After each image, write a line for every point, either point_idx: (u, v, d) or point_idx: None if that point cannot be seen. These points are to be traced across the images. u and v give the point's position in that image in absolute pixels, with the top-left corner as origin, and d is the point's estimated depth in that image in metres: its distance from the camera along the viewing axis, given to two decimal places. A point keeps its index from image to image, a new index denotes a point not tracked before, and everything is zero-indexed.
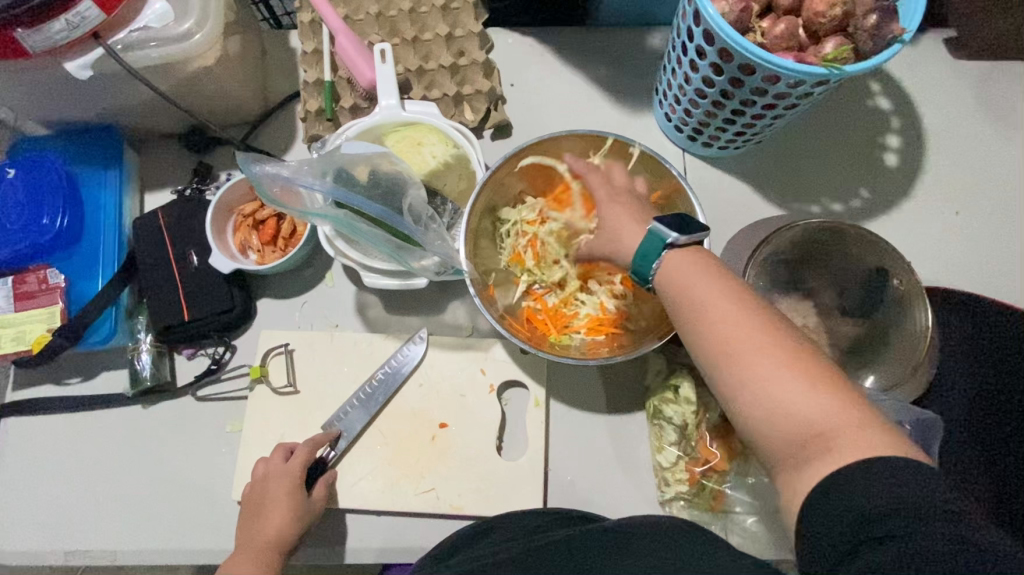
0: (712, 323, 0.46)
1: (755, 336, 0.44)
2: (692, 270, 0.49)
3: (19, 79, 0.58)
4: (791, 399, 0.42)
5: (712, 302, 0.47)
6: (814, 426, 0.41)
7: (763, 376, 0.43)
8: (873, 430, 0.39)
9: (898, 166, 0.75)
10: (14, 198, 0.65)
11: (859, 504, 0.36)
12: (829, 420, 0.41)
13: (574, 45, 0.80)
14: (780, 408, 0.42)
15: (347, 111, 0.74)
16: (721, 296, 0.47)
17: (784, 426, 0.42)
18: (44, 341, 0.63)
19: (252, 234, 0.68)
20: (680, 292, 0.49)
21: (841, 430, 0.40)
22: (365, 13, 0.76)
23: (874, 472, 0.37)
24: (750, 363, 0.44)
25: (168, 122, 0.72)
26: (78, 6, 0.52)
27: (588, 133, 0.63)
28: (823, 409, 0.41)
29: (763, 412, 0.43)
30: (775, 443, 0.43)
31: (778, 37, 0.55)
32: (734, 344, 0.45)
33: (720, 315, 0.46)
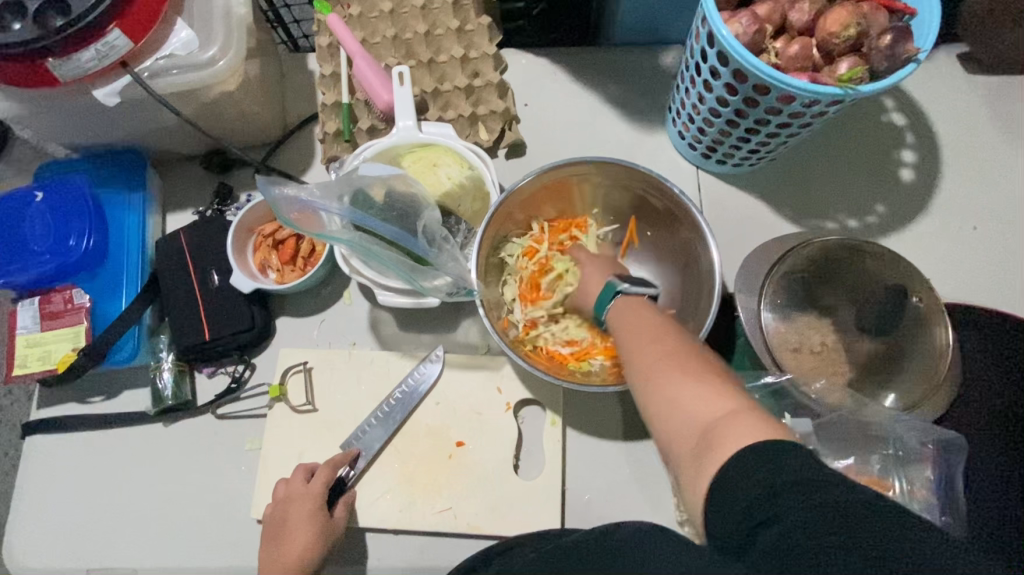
0: (630, 336, 0.48)
1: (662, 341, 0.45)
2: (627, 301, 0.52)
3: (49, 105, 0.60)
4: (685, 395, 0.41)
5: (631, 321, 0.49)
6: (704, 421, 0.39)
7: (663, 378, 0.43)
8: (756, 417, 0.38)
9: (913, 181, 0.75)
10: (41, 220, 0.66)
11: (748, 490, 0.35)
12: (718, 413, 0.39)
13: (587, 64, 0.81)
14: (676, 405, 0.41)
15: (364, 132, 0.75)
16: (642, 313, 0.50)
17: (683, 427, 0.40)
18: (69, 361, 0.64)
19: (272, 254, 0.69)
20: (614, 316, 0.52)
21: (726, 419, 0.38)
22: (382, 36, 0.77)
23: (743, 460, 0.35)
24: (653, 367, 0.44)
25: (190, 145, 0.73)
26: (107, 35, 0.54)
27: (597, 160, 0.63)
28: (713, 404, 0.40)
29: (665, 415, 0.42)
30: (676, 448, 0.41)
31: (792, 58, 0.56)
32: (644, 351, 0.45)
33: (636, 328, 0.48)
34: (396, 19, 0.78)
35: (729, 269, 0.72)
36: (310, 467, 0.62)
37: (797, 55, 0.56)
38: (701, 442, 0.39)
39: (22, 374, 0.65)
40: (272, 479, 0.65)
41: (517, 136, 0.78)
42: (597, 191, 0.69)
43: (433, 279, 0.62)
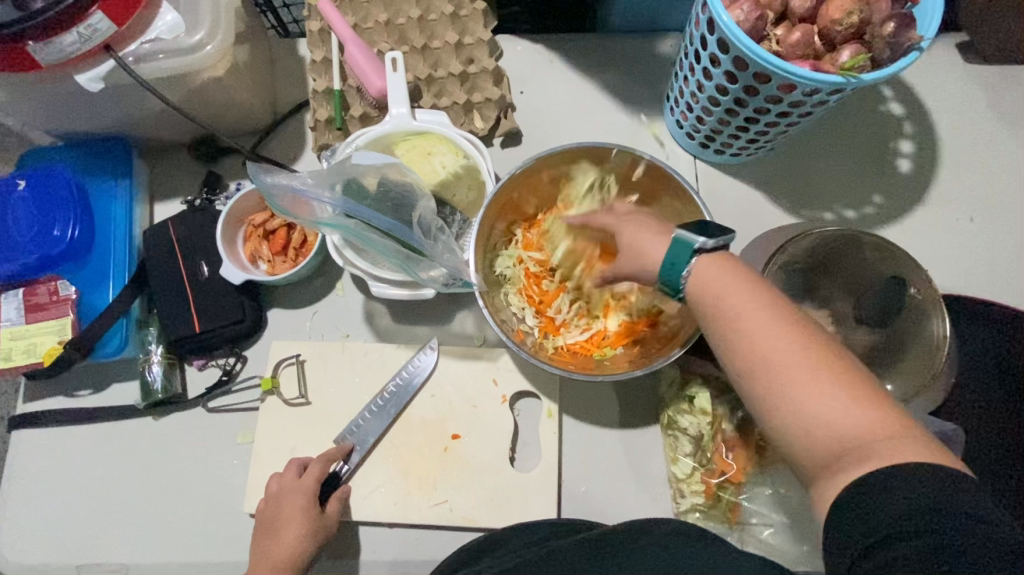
0: (745, 327, 0.42)
1: (787, 336, 0.41)
2: (726, 277, 0.45)
3: (31, 91, 0.58)
4: (830, 407, 0.38)
5: (747, 307, 0.43)
6: (856, 438, 0.37)
7: (801, 385, 0.39)
8: (917, 441, 0.37)
9: (911, 172, 0.75)
10: (25, 210, 0.64)
11: (897, 504, 0.34)
12: (872, 429, 0.37)
13: (583, 52, 0.79)
14: (821, 418, 0.38)
15: (357, 120, 0.74)
16: (755, 296, 0.43)
17: (824, 440, 0.38)
18: (55, 354, 0.62)
19: (263, 244, 0.68)
20: (713, 300, 0.45)
21: (885, 440, 0.37)
22: (374, 21, 0.76)
23: (908, 478, 0.35)
24: (786, 371, 0.39)
25: (178, 132, 0.71)
26: (90, 19, 0.52)
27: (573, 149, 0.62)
28: (863, 419, 0.37)
29: (799, 424, 0.39)
30: (807, 457, 0.39)
31: (793, 45, 0.55)
32: (773, 351, 0.40)
33: (753, 320, 0.42)
34: (389, 3, 0.76)
35: None
36: (303, 461, 0.61)
37: (799, 42, 0.55)
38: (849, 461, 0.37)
39: (6, 367, 0.63)
40: (265, 473, 0.64)
41: (513, 124, 0.76)
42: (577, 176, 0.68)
43: (432, 270, 0.61)
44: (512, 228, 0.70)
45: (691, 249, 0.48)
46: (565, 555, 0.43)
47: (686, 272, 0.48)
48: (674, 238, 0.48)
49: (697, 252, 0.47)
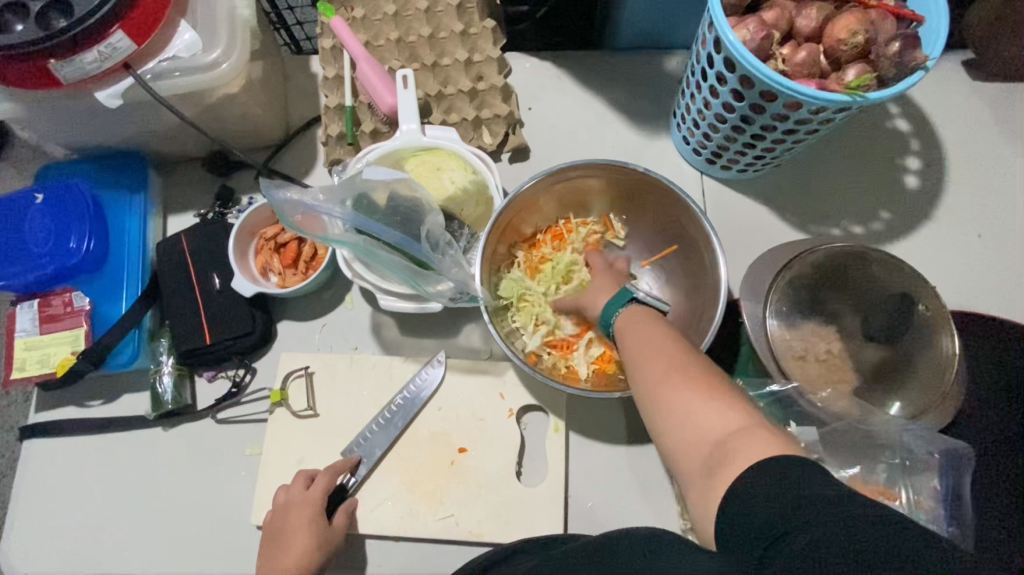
0: (635, 353, 0.49)
1: (664, 353, 0.47)
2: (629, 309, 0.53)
3: (52, 107, 0.60)
4: (699, 411, 0.43)
5: (635, 332, 0.50)
6: (718, 437, 0.41)
7: (675, 398, 0.44)
8: (764, 431, 0.40)
9: (918, 188, 0.75)
10: (41, 223, 0.66)
11: (764, 502, 0.36)
12: (724, 426, 0.41)
13: (591, 68, 0.81)
14: (687, 421, 0.43)
15: (367, 135, 0.75)
16: (646, 328, 0.50)
17: (696, 442, 0.42)
18: (68, 364, 0.63)
19: (274, 257, 0.69)
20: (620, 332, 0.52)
21: (740, 434, 0.40)
22: (385, 39, 0.77)
23: (766, 474, 0.37)
24: (662, 387, 0.45)
25: (192, 147, 0.73)
26: (110, 37, 0.54)
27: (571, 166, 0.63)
28: (724, 419, 0.42)
29: (680, 431, 0.43)
30: (687, 462, 0.42)
31: (799, 64, 0.56)
32: (653, 370, 0.46)
33: (640, 347, 0.49)
34: (400, 21, 0.78)
35: (733, 275, 0.72)
36: (311, 473, 0.61)
37: (805, 62, 0.56)
38: (712, 458, 0.40)
39: (20, 377, 0.64)
40: (272, 485, 0.64)
41: (521, 139, 0.77)
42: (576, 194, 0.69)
43: (441, 283, 0.62)
44: (513, 253, 0.70)
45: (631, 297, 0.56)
46: (573, 559, 0.43)
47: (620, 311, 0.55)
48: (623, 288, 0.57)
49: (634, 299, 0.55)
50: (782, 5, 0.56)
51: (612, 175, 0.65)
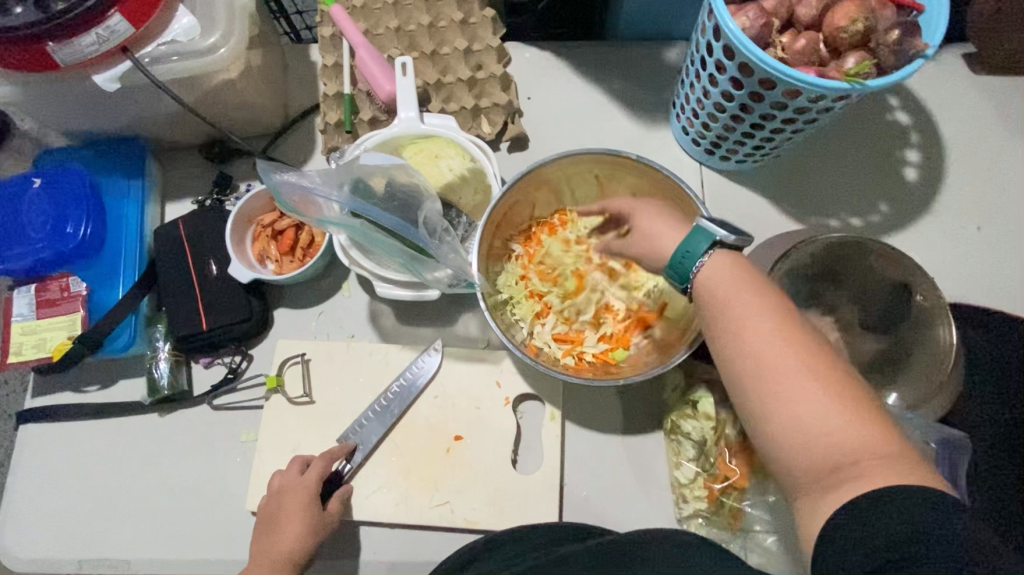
0: (750, 340, 0.44)
1: (790, 349, 0.43)
2: (731, 286, 0.47)
3: (49, 91, 0.60)
4: (824, 422, 0.41)
5: (752, 317, 0.45)
6: (847, 451, 0.40)
7: (800, 396, 0.42)
8: (902, 459, 0.39)
9: (917, 180, 0.75)
10: (38, 207, 0.65)
11: (881, 529, 0.36)
12: (858, 444, 0.40)
13: (591, 59, 0.80)
14: (814, 429, 0.41)
15: (366, 123, 0.75)
16: (756, 306, 0.46)
17: (815, 447, 0.41)
18: (65, 349, 0.63)
19: (271, 244, 0.69)
20: (717, 300, 0.47)
21: (872, 455, 0.39)
22: (385, 27, 0.77)
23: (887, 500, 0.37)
24: (780, 381, 0.43)
25: (190, 134, 0.73)
26: (109, 20, 0.54)
27: (571, 155, 0.63)
28: (851, 428, 0.40)
29: (794, 431, 0.42)
30: (799, 465, 0.42)
31: (798, 52, 0.55)
32: (773, 362, 0.43)
33: (753, 328, 0.45)
34: (400, 10, 0.78)
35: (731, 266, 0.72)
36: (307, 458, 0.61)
37: (804, 49, 0.55)
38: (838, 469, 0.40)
39: (16, 362, 0.64)
40: (268, 471, 0.64)
41: (520, 129, 0.77)
42: (573, 185, 0.69)
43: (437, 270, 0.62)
44: (511, 246, 0.70)
45: (709, 242, 0.50)
46: None
47: (698, 264, 0.50)
48: (695, 228, 0.51)
49: (717, 244, 0.50)
50: None
51: (609, 165, 0.65)
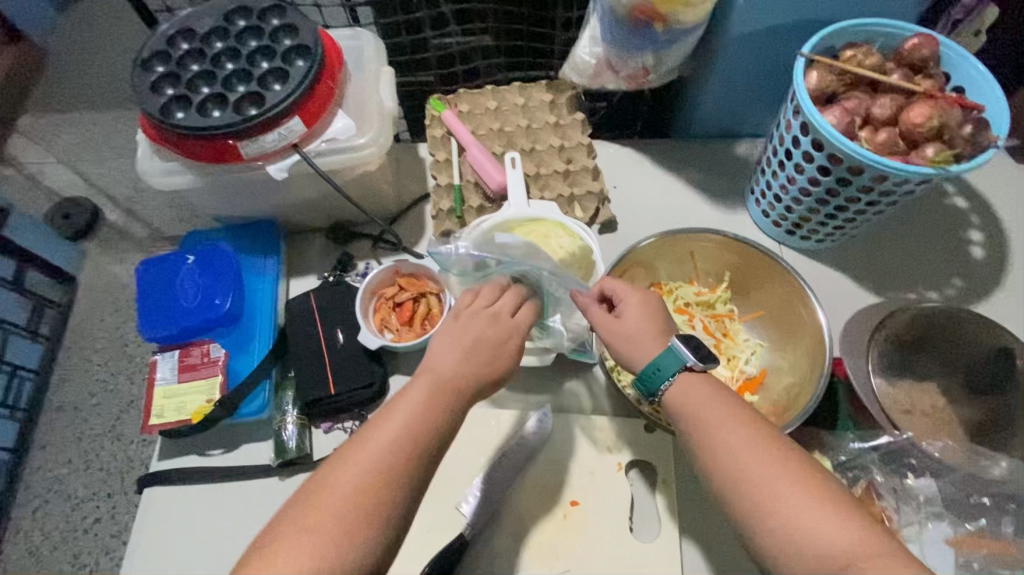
0: (724, 447, 0.50)
1: (762, 454, 0.49)
2: (698, 392, 0.53)
3: (223, 181, 0.69)
4: (811, 522, 0.45)
5: (723, 424, 0.51)
6: (834, 549, 0.44)
7: (783, 501, 0.46)
8: (890, 550, 0.43)
9: (985, 258, 0.80)
10: (191, 280, 0.73)
11: None
12: (842, 539, 0.44)
13: (667, 154, 0.90)
14: (799, 531, 0.45)
15: (474, 209, 0.84)
16: (727, 415, 0.52)
17: (804, 549, 0.45)
18: (205, 411, 0.68)
19: (391, 314, 0.75)
20: (694, 413, 0.53)
21: (858, 550, 0.43)
22: (487, 128, 0.89)
23: None
24: (764, 485, 0.47)
25: (319, 218, 0.82)
26: (289, 121, 0.63)
27: (665, 235, 0.71)
28: (842, 530, 0.44)
29: (785, 533, 0.46)
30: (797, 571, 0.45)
31: (881, 144, 0.63)
32: (762, 476, 0.48)
33: (730, 437, 0.50)
34: (499, 115, 0.90)
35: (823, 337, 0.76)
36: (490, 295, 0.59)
37: (885, 142, 0.63)
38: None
39: (157, 423, 0.68)
40: None
41: (610, 214, 0.85)
42: (667, 262, 0.75)
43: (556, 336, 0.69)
44: None
45: (681, 362, 0.54)
46: None
47: (669, 380, 0.54)
48: (669, 347, 0.55)
49: (687, 366, 0.54)
50: (859, 97, 0.65)
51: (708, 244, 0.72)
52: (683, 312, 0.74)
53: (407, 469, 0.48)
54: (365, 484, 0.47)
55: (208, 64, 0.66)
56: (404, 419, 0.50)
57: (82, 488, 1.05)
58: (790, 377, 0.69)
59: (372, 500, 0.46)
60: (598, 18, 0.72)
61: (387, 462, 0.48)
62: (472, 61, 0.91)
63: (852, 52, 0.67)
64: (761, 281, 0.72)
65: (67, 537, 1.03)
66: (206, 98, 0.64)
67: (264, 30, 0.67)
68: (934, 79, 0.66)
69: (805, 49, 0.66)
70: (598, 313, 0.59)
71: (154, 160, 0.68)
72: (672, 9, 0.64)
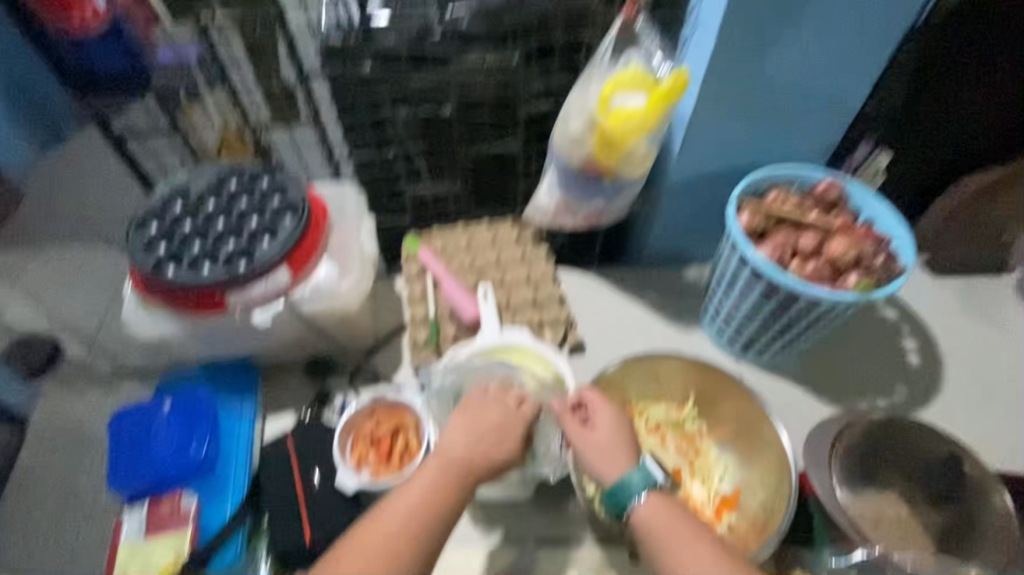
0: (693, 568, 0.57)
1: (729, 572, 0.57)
2: (670, 518, 0.60)
3: (208, 330, 0.72)
4: None
5: (694, 545, 0.58)
6: None
7: None
8: None
9: (921, 365, 0.88)
10: (168, 428, 0.73)
11: None
12: None
13: (626, 279, 0.98)
14: None
15: (449, 340, 0.87)
16: (698, 538, 0.59)
17: None
18: (172, 570, 0.67)
19: (369, 452, 0.74)
20: (663, 533, 0.59)
21: None
22: (459, 263, 0.95)
23: None
24: None
25: (297, 356, 0.83)
26: (277, 273, 0.69)
27: (632, 359, 0.77)
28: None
29: None
30: None
31: (811, 273, 0.72)
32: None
33: (700, 558, 0.58)
34: (470, 250, 0.97)
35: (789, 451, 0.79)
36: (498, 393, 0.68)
37: (814, 271, 0.72)
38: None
39: None
40: None
41: (579, 338, 0.90)
42: (636, 383, 0.79)
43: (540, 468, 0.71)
44: None
45: (650, 481, 0.62)
46: None
47: (639, 497, 0.61)
48: (641, 467, 0.63)
49: (655, 485, 0.62)
50: (785, 232, 0.75)
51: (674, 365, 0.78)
52: (655, 433, 0.77)
53: (421, 537, 0.58)
54: (395, 538, 0.58)
55: (201, 224, 0.72)
56: (424, 501, 0.60)
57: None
58: (762, 496, 0.71)
59: (401, 549, 0.57)
60: (554, 170, 0.81)
61: (409, 530, 0.58)
62: (444, 203, 0.99)
63: (774, 195, 0.77)
64: (719, 402, 0.78)
65: None
66: (198, 255, 0.69)
67: (254, 191, 0.74)
68: (845, 215, 0.77)
69: (734, 195, 0.77)
70: (571, 424, 0.66)
71: (140, 312, 0.71)
72: (619, 166, 0.72)
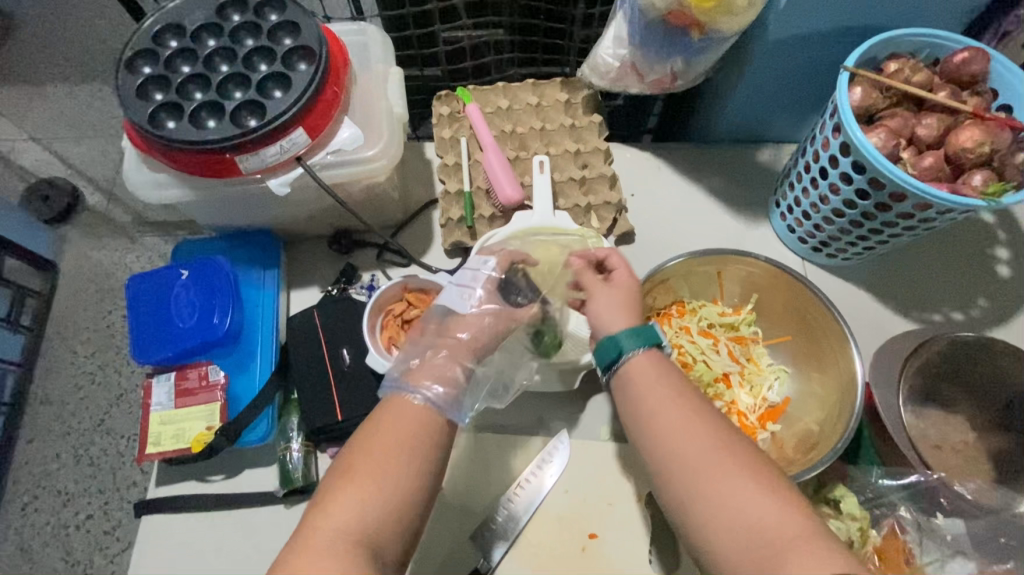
0: (672, 427, 0.48)
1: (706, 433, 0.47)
2: (652, 375, 0.51)
3: (220, 195, 0.64)
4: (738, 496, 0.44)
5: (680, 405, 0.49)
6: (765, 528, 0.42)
7: (719, 477, 0.45)
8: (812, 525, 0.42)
9: (1011, 277, 0.78)
10: (186, 297, 0.69)
11: None
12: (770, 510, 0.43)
13: (688, 160, 0.85)
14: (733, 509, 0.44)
15: (485, 220, 0.78)
16: (677, 397, 0.49)
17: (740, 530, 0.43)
18: (204, 441, 0.65)
19: (400, 333, 0.69)
20: (641, 402, 0.50)
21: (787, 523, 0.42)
22: (499, 129, 0.82)
23: None
24: (709, 466, 0.45)
25: (321, 227, 0.76)
26: (292, 133, 0.58)
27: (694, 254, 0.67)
28: (781, 517, 0.42)
29: (720, 510, 0.44)
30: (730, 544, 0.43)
31: (927, 169, 0.60)
32: (702, 466, 0.45)
33: (675, 419, 0.48)
34: (511, 115, 0.83)
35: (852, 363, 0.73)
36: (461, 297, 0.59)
37: (931, 166, 0.60)
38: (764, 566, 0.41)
39: (154, 452, 0.66)
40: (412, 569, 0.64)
41: (628, 224, 0.80)
42: (691, 280, 0.72)
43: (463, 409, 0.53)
44: None
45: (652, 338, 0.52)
46: None
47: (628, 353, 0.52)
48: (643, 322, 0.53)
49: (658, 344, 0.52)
50: (901, 116, 0.62)
51: (738, 264, 0.69)
52: (707, 335, 0.72)
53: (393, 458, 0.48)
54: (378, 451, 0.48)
55: (199, 67, 0.60)
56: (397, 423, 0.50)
57: (72, 482, 0.98)
58: (818, 413, 0.67)
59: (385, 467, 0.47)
60: (625, 16, 0.66)
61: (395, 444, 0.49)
62: (484, 56, 0.84)
63: (898, 65, 0.63)
64: (788, 305, 0.70)
65: (58, 535, 0.96)
66: (199, 106, 0.59)
67: (261, 28, 0.61)
68: (980, 95, 0.63)
69: (848, 62, 0.62)
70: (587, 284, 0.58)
71: (143, 171, 0.63)
72: (713, 18, 0.58)
